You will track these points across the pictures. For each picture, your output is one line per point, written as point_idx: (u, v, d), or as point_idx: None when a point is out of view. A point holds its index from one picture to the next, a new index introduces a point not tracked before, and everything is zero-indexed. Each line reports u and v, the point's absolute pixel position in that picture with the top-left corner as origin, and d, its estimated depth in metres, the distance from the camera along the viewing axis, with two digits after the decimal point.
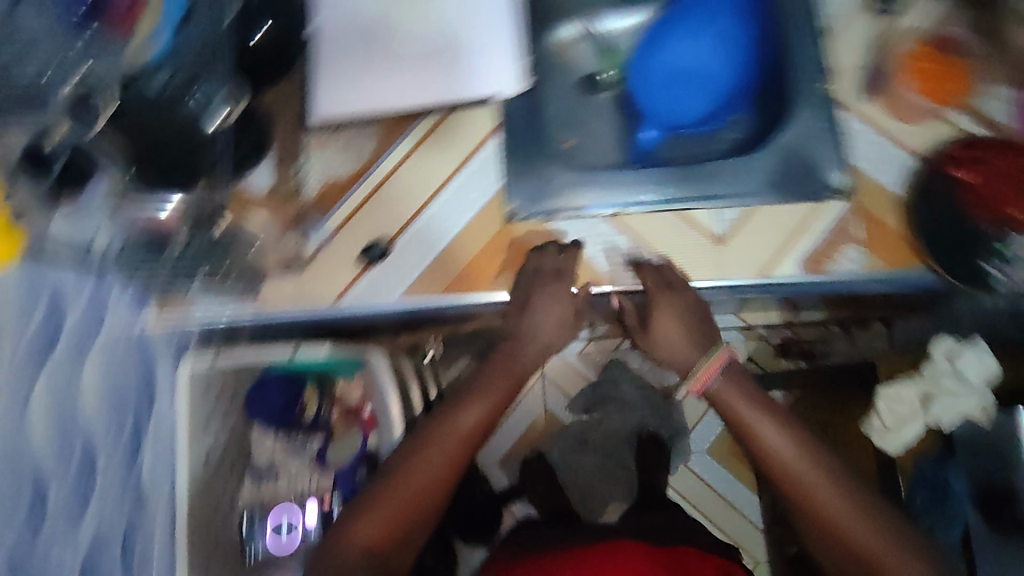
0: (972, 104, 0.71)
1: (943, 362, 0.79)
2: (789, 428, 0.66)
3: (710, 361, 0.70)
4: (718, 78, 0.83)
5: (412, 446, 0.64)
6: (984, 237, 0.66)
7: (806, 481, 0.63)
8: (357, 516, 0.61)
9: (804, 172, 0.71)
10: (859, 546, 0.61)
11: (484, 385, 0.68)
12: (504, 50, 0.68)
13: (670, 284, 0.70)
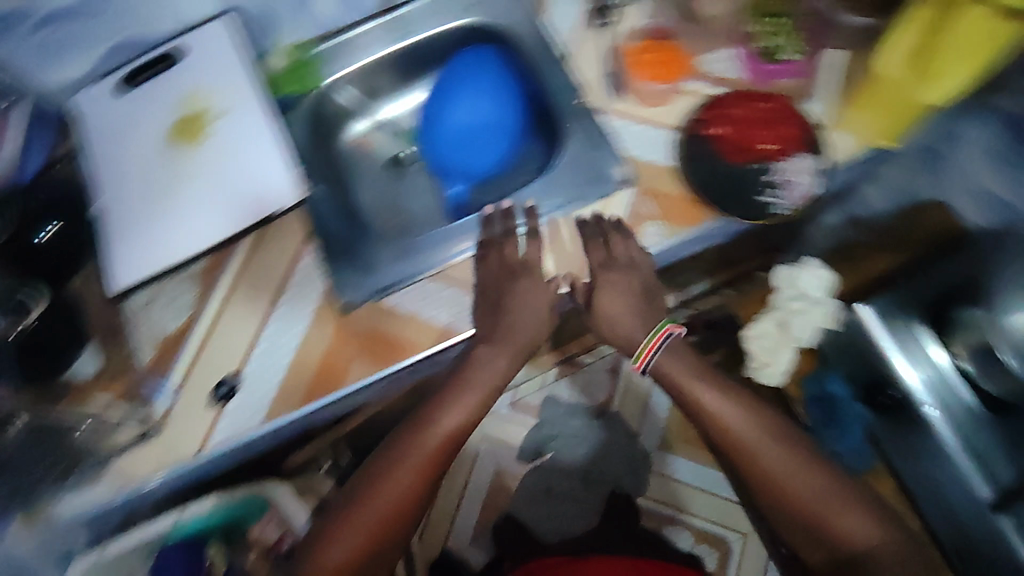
0: (703, 72, 0.82)
1: (789, 289, 0.84)
2: (732, 395, 0.71)
3: (652, 338, 0.73)
4: (500, 123, 0.88)
5: (383, 462, 0.68)
6: (751, 175, 0.76)
7: (749, 442, 0.68)
8: (331, 538, 0.66)
9: (588, 173, 0.79)
10: (799, 499, 0.66)
11: (455, 394, 0.71)
12: (272, 166, 0.69)
13: (614, 265, 0.74)
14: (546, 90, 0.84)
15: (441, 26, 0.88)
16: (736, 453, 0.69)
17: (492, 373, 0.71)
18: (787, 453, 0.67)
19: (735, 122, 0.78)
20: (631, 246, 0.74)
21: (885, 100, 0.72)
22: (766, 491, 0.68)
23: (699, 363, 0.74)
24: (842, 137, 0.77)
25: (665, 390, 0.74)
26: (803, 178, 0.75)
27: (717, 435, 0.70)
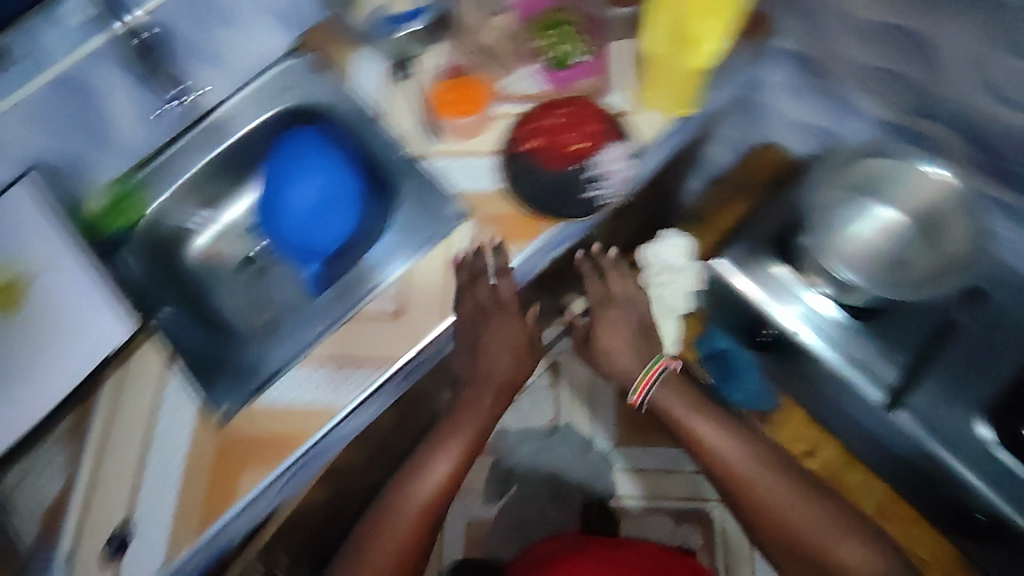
0: (506, 94, 0.83)
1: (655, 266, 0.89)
2: (726, 427, 0.78)
3: (650, 371, 0.80)
4: (341, 190, 0.85)
5: (383, 511, 0.76)
6: (573, 176, 0.80)
7: (750, 474, 0.75)
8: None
9: (425, 217, 0.80)
10: (797, 530, 0.72)
11: (447, 444, 0.79)
12: (95, 309, 0.73)
13: (610, 303, 0.83)
14: (369, 152, 0.85)
15: (254, 119, 0.89)
16: (737, 487, 0.76)
17: (479, 413, 0.80)
18: (783, 487, 0.74)
19: (548, 131, 0.81)
20: (627, 284, 0.83)
21: (666, 78, 0.75)
22: (765, 522, 0.74)
23: (691, 392, 0.81)
24: (647, 118, 0.80)
25: (665, 423, 0.82)
26: (621, 165, 0.79)
27: (718, 471, 0.77)
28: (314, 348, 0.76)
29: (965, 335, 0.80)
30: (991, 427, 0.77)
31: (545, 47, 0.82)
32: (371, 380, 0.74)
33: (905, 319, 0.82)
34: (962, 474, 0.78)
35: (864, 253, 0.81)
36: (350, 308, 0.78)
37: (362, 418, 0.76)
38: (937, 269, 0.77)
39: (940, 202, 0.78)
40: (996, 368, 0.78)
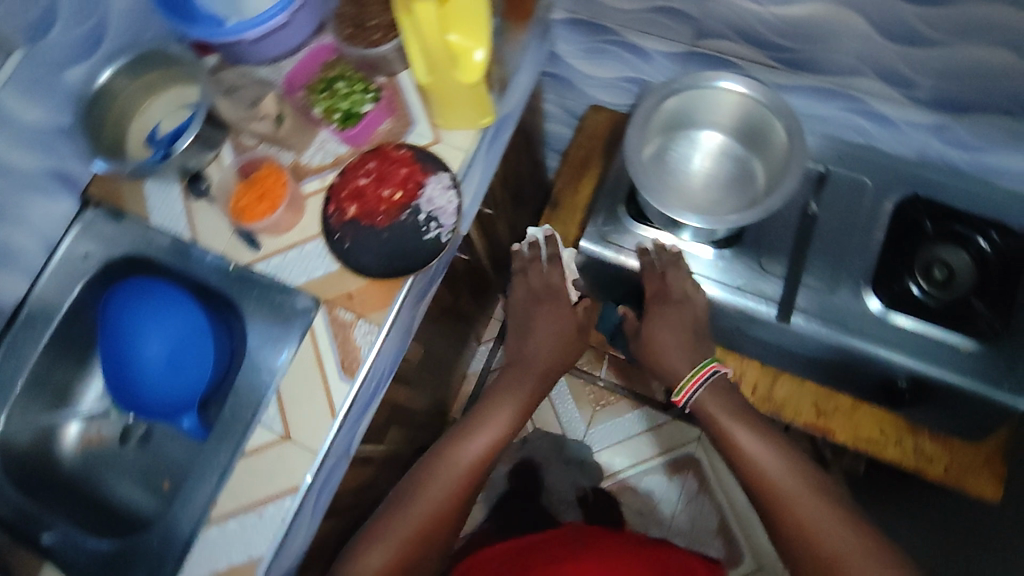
0: (307, 170, 0.78)
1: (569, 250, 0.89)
2: (777, 449, 0.72)
3: (697, 372, 0.80)
4: (190, 326, 0.80)
5: (424, 475, 0.76)
6: (408, 222, 0.74)
7: (792, 490, 0.68)
8: (366, 547, 0.71)
9: (279, 321, 0.75)
10: (830, 553, 0.63)
11: (493, 414, 0.82)
12: None
13: (666, 300, 0.82)
14: (201, 278, 0.79)
15: (74, 290, 0.81)
16: (771, 503, 0.69)
17: (525, 389, 0.85)
18: (823, 508, 0.66)
19: (363, 190, 0.75)
20: (685, 282, 0.81)
21: (452, 97, 0.71)
22: (798, 540, 0.66)
23: (740, 405, 0.78)
24: (455, 135, 0.78)
25: (707, 431, 0.78)
26: (449, 196, 0.74)
27: (763, 490, 0.70)
28: (215, 504, 0.70)
29: (828, 223, 0.81)
30: (877, 294, 0.78)
31: (324, 112, 0.79)
32: (282, 517, 0.68)
33: (770, 229, 0.82)
34: (872, 351, 0.77)
35: (704, 183, 0.82)
36: (237, 447, 0.72)
37: (291, 554, 0.71)
38: (771, 175, 0.78)
39: (747, 106, 0.76)
40: (864, 240, 0.81)
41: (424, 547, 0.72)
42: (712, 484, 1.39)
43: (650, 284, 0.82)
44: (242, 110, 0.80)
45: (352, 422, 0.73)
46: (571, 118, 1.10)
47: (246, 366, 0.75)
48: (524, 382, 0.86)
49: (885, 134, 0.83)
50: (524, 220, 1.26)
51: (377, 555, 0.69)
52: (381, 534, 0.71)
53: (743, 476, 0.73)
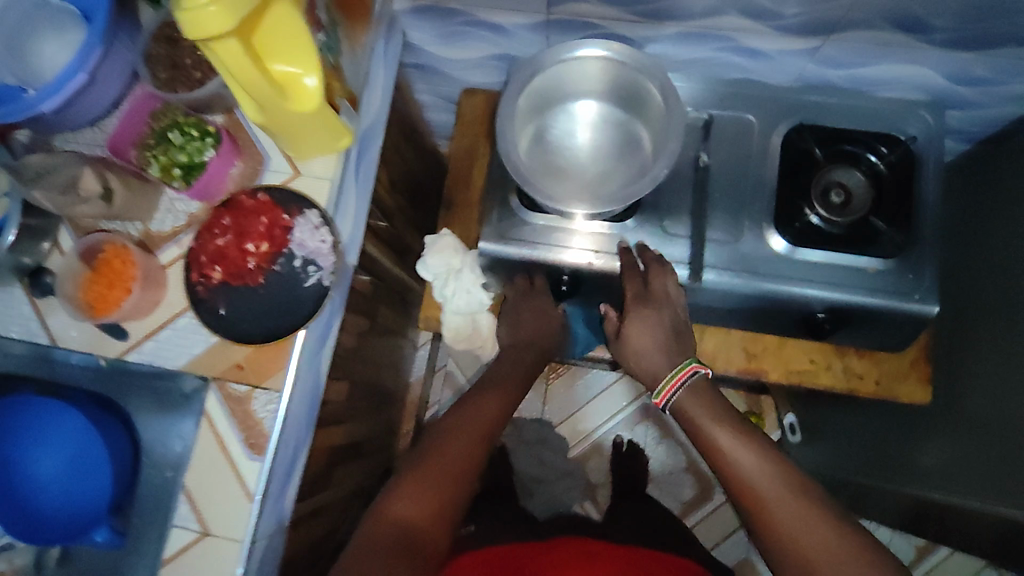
0: (161, 238, 0.70)
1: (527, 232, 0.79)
2: (756, 445, 0.65)
3: (677, 373, 0.72)
4: (74, 434, 0.73)
5: (444, 430, 0.70)
6: (284, 273, 0.67)
7: (770, 490, 0.61)
8: (402, 495, 0.63)
9: (172, 404, 0.69)
10: (811, 556, 0.56)
11: (492, 388, 0.78)
12: None
13: (648, 298, 0.75)
14: (77, 383, 0.72)
15: None
16: (751, 508, 0.62)
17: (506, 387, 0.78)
18: (802, 508, 0.59)
19: (224, 249, 0.67)
20: (665, 280, 0.75)
21: (297, 127, 0.63)
22: (780, 548, 0.58)
23: (723, 404, 0.71)
24: (314, 164, 0.70)
25: (687, 434, 0.71)
26: (320, 236, 0.68)
27: (747, 497, 0.62)
28: None
29: (721, 169, 0.80)
30: (780, 232, 0.77)
31: (162, 173, 0.68)
32: None
33: (668, 190, 0.79)
34: (795, 291, 0.76)
35: (591, 155, 0.78)
36: (156, 555, 0.66)
37: None
38: (655, 137, 0.75)
39: (615, 70, 0.72)
40: (759, 181, 0.79)
41: (458, 495, 0.65)
42: (674, 428, 1.39)
43: (628, 285, 0.75)
44: (58, 198, 0.68)
45: (277, 495, 0.69)
46: (448, 104, 1.02)
47: (150, 467, 0.70)
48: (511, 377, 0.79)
49: (761, 66, 0.80)
50: (427, 216, 1.19)
51: (415, 500, 0.62)
52: (416, 480, 0.64)
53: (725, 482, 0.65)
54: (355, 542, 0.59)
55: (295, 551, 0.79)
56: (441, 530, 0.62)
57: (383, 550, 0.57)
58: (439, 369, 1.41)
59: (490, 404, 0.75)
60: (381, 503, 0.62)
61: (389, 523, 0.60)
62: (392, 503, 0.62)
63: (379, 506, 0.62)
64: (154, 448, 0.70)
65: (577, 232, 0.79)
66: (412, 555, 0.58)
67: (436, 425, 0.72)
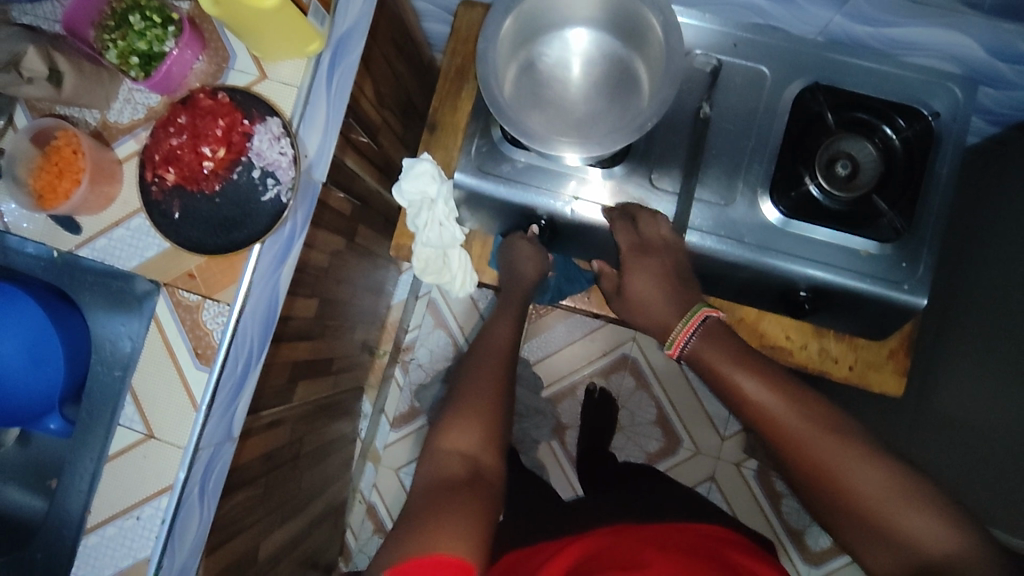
0: (118, 130, 0.68)
1: (504, 167, 0.76)
2: (785, 388, 0.58)
3: (690, 319, 0.63)
4: (28, 330, 0.70)
5: (472, 359, 0.69)
6: (243, 184, 0.65)
7: (803, 435, 0.56)
8: (454, 426, 0.60)
9: (121, 301, 0.67)
10: (857, 499, 0.53)
11: (497, 316, 0.76)
12: None
13: (646, 250, 0.70)
14: (31, 272, 0.70)
15: None
16: (787, 453, 0.56)
17: (511, 308, 0.77)
18: (839, 449, 0.54)
19: (178, 151, 0.64)
20: (657, 229, 0.71)
21: (264, 24, 0.60)
22: (825, 492, 0.54)
23: (742, 346, 0.62)
24: (283, 69, 0.68)
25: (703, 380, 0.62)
26: (280, 147, 0.65)
27: (782, 444, 0.57)
28: (89, 513, 0.67)
29: (722, 124, 0.74)
30: (775, 200, 0.72)
31: (118, 60, 0.64)
32: (160, 516, 0.65)
33: (663, 137, 0.75)
34: (782, 265, 0.72)
35: (582, 90, 0.72)
36: (101, 451, 0.67)
37: (186, 547, 0.68)
38: (656, 79, 0.69)
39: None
40: (762, 140, 0.74)
41: (503, 425, 0.63)
42: (649, 381, 1.38)
43: (622, 238, 0.71)
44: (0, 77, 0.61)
45: (226, 408, 0.69)
46: (447, 16, 0.95)
47: (95, 363, 0.68)
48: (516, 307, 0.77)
49: (785, 12, 0.73)
50: (418, 136, 1.14)
51: (467, 433, 0.60)
52: (464, 411, 0.61)
53: (749, 424, 0.60)
54: (425, 483, 0.57)
55: (248, 457, 0.80)
56: (501, 463, 0.60)
57: (451, 488, 0.55)
58: (421, 295, 1.40)
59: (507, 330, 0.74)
60: (439, 438, 0.60)
61: (453, 459, 0.58)
62: (449, 438, 0.59)
63: (436, 442, 0.60)
64: (102, 345, 0.68)
65: (559, 175, 0.75)
66: (479, 491, 0.55)
67: (465, 363, 0.69)
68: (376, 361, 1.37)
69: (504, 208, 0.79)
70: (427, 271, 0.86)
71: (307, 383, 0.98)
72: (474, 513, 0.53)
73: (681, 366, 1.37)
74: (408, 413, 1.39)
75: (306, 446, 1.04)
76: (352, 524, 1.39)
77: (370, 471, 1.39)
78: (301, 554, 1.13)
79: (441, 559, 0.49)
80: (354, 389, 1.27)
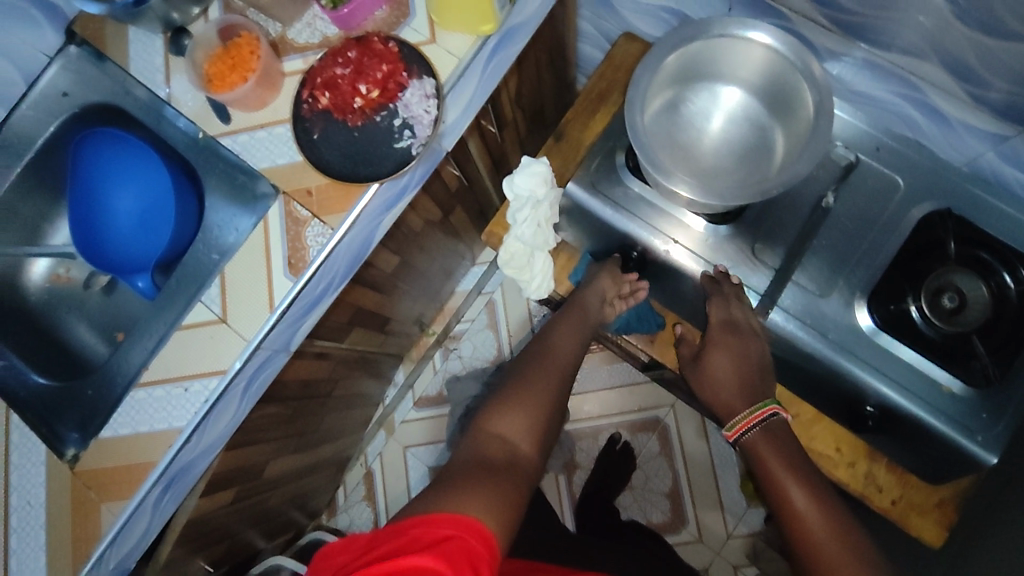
0: (291, 47, 0.74)
1: (616, 191, 0.78)
2: (827, 508, 0.61)
3: (757, 410, 0.69)
4: (154, 193, 0.79)
5: (528, 363, 0.73)
6: (382, 127, 0.71)
7: (833, 557, 0.57)
8: (502, 414, 0.65)
9: (242, 190, 0.74)
10: None
11: (559, 329, 0.79)
12: None
13: (735, 329, 0.74)
14: (173, 145, 0.77)
15: (53, 126, 0.80)
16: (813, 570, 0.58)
17: (574, 324, 0.79)
18: None
19: (339, 80, 0.71)
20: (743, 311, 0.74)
21: None
22: None
23: (796, 454, 0.67)
24: (450, 38, 0.73)
25: (753, 472, 0.67)
26: (427, 105, 0.70)
27: (809, 559, 0.59)
28: (145, 370, 0.72)
29: (841, 220, 0.74)
30: (870, 311, 0.72)
31: None
32: (205, 395, 0.70)
33: (778, 214, 0.75)
34: (857, 376, 0.71)
35: (716, 145, 0.74)
36: (176, 319, 0.72)
37: (213, 435, 0.72)
38: (792, 152, 0.70)
39: (778, 70, 0.70)
40: (875, 248, 0.73)
41: (547, 427, 0.66)
42: (673, 451, 1.35)
43: (714, 311, 0.74)
44: None
45: (294, 324, 0.72)
46: (604, 42, 0.99)
47: (199, 243, 0.75)
48: (585, 326, 0.80)
49: (937, 132, 0.72)
50: (537, 143, 1.18)
51: (514, 421, 0.64)
52: (517, 404, 0.66)
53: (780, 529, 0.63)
54: (464, 457, 0.60)
55: (293, 376, 0.84)
56: (537, 455, 0.64)
57: (486, 464, 0.58)
58: (483, 292, 1.43)
59: (564, 340, 0.77)
60: (486, 422, 0.65)
61: (493, 440, 0.62)
62: (495, 423, 0.64)
63: (482, 424, 0.64)
64: (210, 229, 0.75)
65: (666, 216, 0.77)
66: (515, 474, 0.59)
67: (522, 363, 0.74)
68: (422, 338, 1.41)
69: (603, 228, 0.81)
70: (510, 263, 0.87)
71: (361, 333, 1.01)
72: (495, 489, 0.55)
73: (710, 448, 1.34)
74: (434, 398, 1.41)
75: (337, 392, 1.07)
76: (347, 482, 1.41)
77: (380, 439, 1.42)
78: (298, 490, 1.16)
79: (475, 525, 0.50)
80: (394, 356, 1.30)
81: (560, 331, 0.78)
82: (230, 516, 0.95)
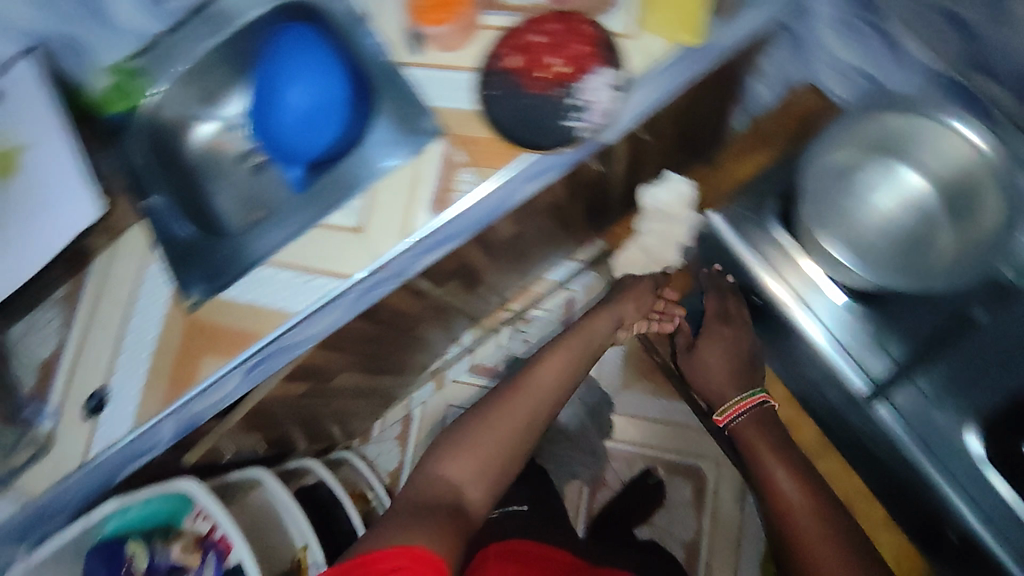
0: (497, 3, 0.78)
1: (748, 222, 0.84)
2: (809, 487, 0.78)
3: (748, 397, 0.87)
4: (329, 99, 0.80)
5: (506, 389, 0.79)
6: (556, 102, 0.74)
7: (811, 530, 0.74)
8: (459, 453, 0.72)
9: (414, 113, 0.77)
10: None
11: (547, 358, 0.84)
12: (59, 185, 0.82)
13: (726, 321, 0.91)
14: (364, 61, 0.81)
15: (257, 11, 0.88)
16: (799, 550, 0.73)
17: (572, 354, 0.85)
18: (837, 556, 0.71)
19: (534, 45, 0.74)
20: None
21: None
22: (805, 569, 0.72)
23: (778, 440, 0.84)
24: (648, 40, 0.74)
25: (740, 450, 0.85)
26: (607, 95, 0.73)
27: (793, 533, 0.75)
28: (277, 252, 0.77)
29: (978, 337, 0.77)
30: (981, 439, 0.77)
31: None
32: (324, 290, 0.74)
33: (915, 306, 0.79)
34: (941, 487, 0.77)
35: (883, 222, 0.80)
36: (319, 217, 0.77)
37: (317, 328, 0.77)
38: (958, 249, 0.75)
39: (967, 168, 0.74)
40: (998, 382, 0.76)
41: (511, 452, 0.75)
42: (705, 504, 1.32)
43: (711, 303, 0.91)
44: None
45: (415, 256, 0.76)
46: (783, 86, 0.98)
47: (358, 160, 0.80)
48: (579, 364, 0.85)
49: None
50: None
51: (460, 468, 0.71)
52: (463, 453, 0.73)
53: (767, 502, 0.80)
54: (410, 501, 0.68)
55: (390, 303, 0.88)
56: (484, 496, 0.72)
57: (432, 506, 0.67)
58: (569, 289, 1.44)
59: (554, 364, 0.83)
60: (436, 465, 0.72)
61: (438, 486, 0.69)
62: (443, 467, 0.72)
63: (432, 465, 0.72)
64: (372, 153, 0.79)
65: (801, 272, 0.82)
66: (456, 515, 0.67)
67: (499, 388, 0.80)
68: (499, 310, 1.44)
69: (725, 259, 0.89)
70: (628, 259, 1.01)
71: (455, 286, 1.05)
72: (439, 534, 0.63)
73: (741, 516, 1.30)
74: (491, 370, 1.44)
75: (414, 332, 1.11)
76: (385, 418, 1.46)
77: (428, 390, 1.46)
78: (345, 408, 1.22)
79: (413, 555, 0.58)
80: (469, 319, 1.34)
81: (569, 346, 0.86)
82: (291, 410, 1.00)
